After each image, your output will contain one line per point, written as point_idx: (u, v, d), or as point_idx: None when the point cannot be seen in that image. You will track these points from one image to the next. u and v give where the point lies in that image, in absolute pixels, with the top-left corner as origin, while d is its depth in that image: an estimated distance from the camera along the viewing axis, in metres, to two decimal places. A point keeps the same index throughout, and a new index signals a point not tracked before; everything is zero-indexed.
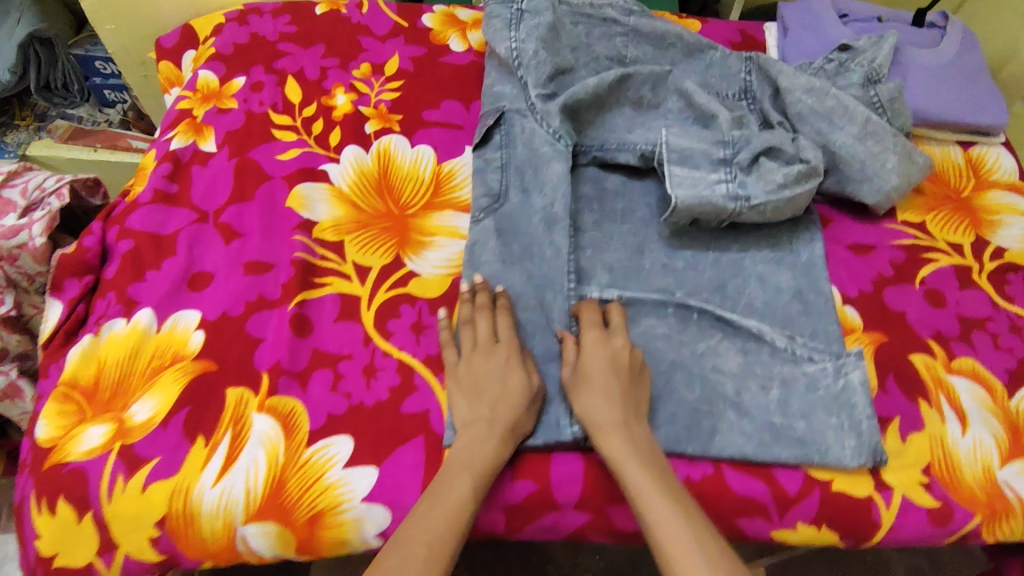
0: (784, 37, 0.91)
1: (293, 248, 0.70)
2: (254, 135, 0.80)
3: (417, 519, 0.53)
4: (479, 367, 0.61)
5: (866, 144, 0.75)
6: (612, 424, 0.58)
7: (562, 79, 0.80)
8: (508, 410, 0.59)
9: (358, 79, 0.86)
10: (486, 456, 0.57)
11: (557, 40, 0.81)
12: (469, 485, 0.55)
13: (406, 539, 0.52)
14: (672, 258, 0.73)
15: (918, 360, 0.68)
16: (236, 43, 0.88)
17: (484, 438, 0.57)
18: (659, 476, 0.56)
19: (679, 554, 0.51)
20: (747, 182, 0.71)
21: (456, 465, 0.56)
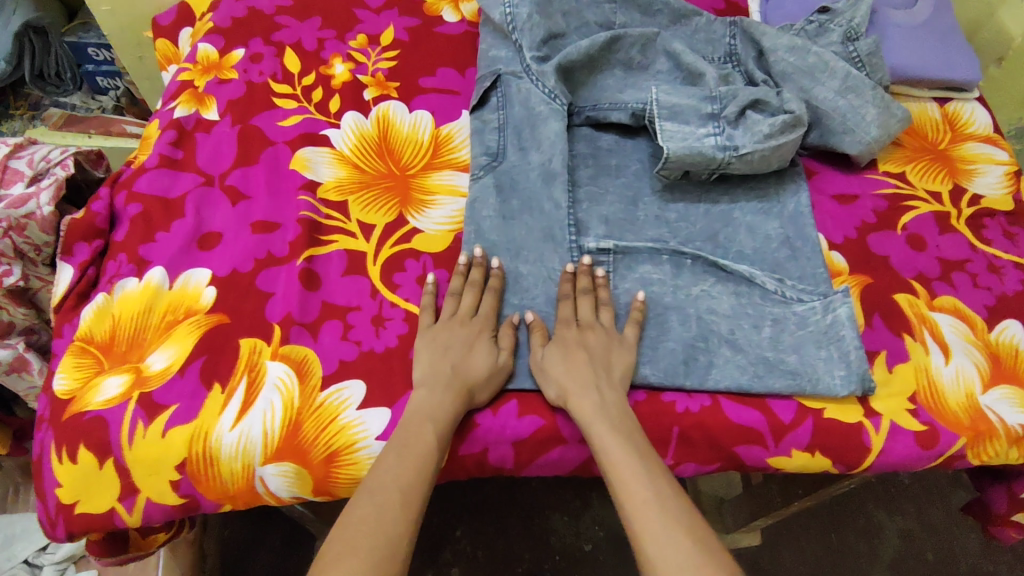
0: (766, 2, 0.94)
1: (298, 208, 0.72)
2: (256, 104, 0.81)
3: (390, 467, 0.55)
4: (451, 333, 0.64)
5: (847, 98, 0.79)
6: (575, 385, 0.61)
7: (554, 43, 0.83)
8: (468, 371, 0.61)
9: (355, 49, 0.88)
10: (445, 409, 0.59)
11: (550, 5, 0.84)
12: (433, 437, 0.57)
13: (379, 486, 0.53)
14: (664, 210, 0.76)
15: (902, 299, 0.72)
16: (234, 17, 0.90)
17: (441, 394, 0.60)
18: (625, 438, 0.58)
19: (631, 495, 0.54)
20: (735, 135, 0.74)
21: (418, 417, 0.58)
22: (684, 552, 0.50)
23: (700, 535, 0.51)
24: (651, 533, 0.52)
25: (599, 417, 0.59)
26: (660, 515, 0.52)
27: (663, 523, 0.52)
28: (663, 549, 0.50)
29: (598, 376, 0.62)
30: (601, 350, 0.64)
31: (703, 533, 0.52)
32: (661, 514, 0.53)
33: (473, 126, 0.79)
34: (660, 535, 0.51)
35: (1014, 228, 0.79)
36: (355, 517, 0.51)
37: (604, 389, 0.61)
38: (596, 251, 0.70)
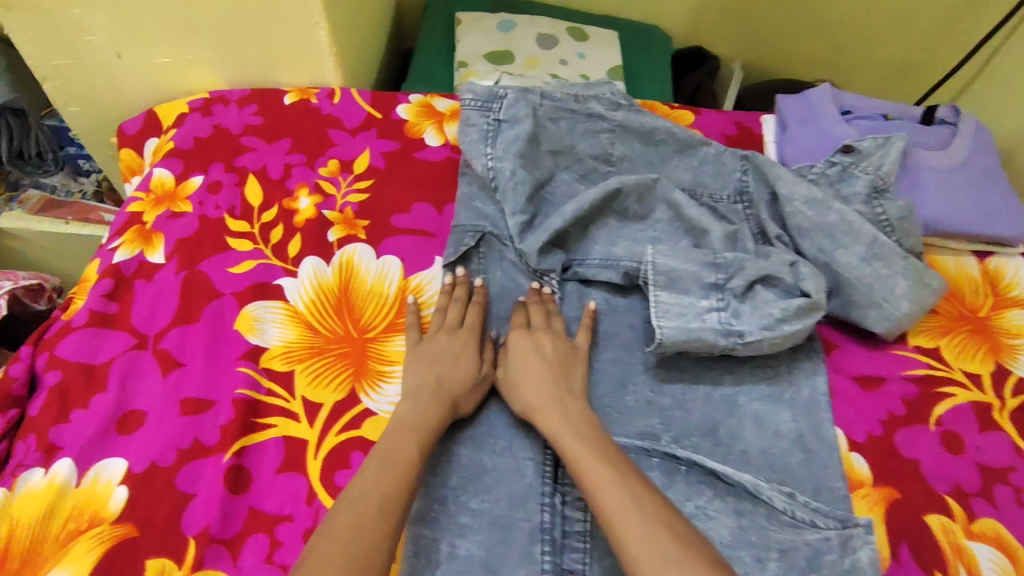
0: (782, 134, 0.85)
1: (235, 383, 0.63)
2: (206, 244, 0.74)
3: (370, 476, 0.51)
4: (439, 343, 0.64)
5: (874, 264, 0.68)
6: (544, 403, 0.58)
7: (540, 196, 0.77)
8: (454, 380, 0.61)
9: (324, 178, 0.80)
10: (430, 418, 0.57)
11: (538, 152, 0.78)
12: (416, 445, 0.54)
13: (359, 495, 0.49)
14: (658, 394, 0.66)
15: (934, 522, 0.60)
16: (197, 136, 0.83)
17: (427, 402, 0.58)
18: (591, 441, 0.54)
19: (616, 512, 0.48)
20: (741, 312, 0.64)
21: (402, 430, 0.55)
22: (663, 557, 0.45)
23: (684, 537, 0.47)
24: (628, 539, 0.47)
25: (568, 432, 0.56)
26: (642, 520, 0.47)
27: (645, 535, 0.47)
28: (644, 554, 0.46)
29: (559, 389, 0.60)
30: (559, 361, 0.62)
31: (690, 540, 0.47)
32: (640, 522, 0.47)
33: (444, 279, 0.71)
34: (641, 537, 0.46)
35: None
36: (336, 529, 0.47)
37: (567, 401, 0.59)
38: None
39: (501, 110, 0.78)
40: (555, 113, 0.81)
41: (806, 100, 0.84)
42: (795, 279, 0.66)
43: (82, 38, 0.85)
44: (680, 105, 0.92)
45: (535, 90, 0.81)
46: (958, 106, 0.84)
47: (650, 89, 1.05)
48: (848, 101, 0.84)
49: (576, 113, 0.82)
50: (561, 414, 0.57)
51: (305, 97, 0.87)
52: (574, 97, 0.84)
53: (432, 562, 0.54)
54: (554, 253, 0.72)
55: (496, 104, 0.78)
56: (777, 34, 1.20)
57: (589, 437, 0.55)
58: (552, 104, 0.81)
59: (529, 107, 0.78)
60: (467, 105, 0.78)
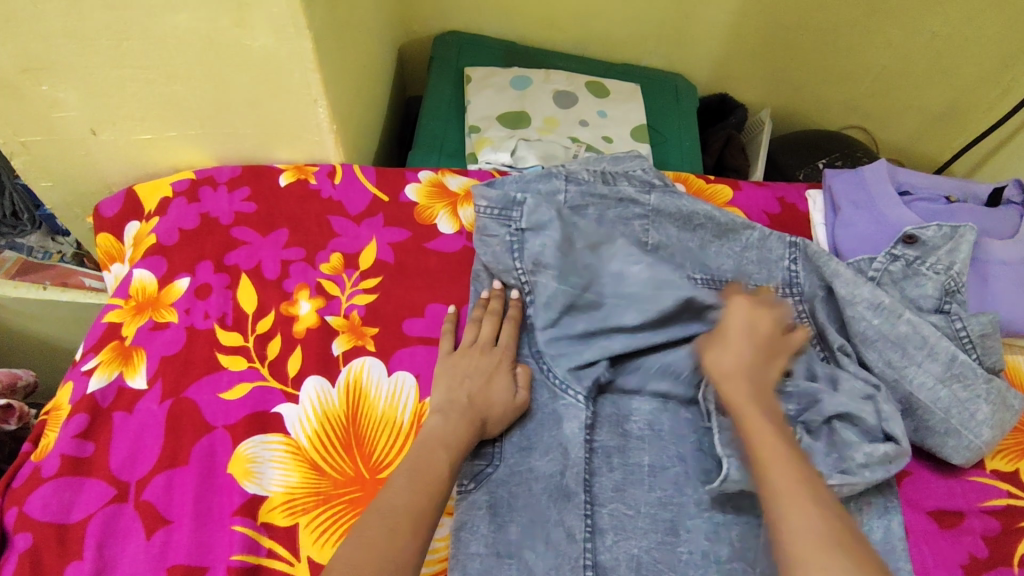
0: (835, 218, 0.76)
1: (230, 546, 0.55)
2: (194, 363, 0.65)
3: (401, 489, 0.49)
4: (470, 362, 0.63)
5: (953, 386, 0.61)
6: (736, 372, 0.53)
7: (576, 302, 0.67)
8: (485, 400, 0.60)
9: (325, 276, 0.72)
10: (459, 433, 0.56)
11: (574, 252, 0.69)
12: (445, 459, 0.53)
13: (389, 507, 0.48)
14: (713, 543, 0.58)
15: None
16: (182, 227, 0.75)
17: (458, 416, 0.58)
18: (780, 428, 0.49)
19: (789, 494, 0.43)
20: (814, 451, 0.56)
21: (432, 444, 0.54)
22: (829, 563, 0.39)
23: (866, 551, 0.40)
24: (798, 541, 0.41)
25: (752, 403, 0.51)
26: (820, 515, 0.42)
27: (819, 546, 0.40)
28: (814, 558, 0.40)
29: (756, 361, 0.54)
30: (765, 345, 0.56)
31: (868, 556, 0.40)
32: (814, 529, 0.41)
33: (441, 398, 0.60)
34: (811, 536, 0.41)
35: None
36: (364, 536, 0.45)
37: (761, 380, 0.53)
38: None
39: (522, 218, 0.69)
40: (581, 200, 0.74)
41: (858, 180, 0.76)
42: (876, 418, 0.58)
43: (51, 114, 0.76)
44: (716, 178, 0.84)
45: (560, 173, 0.75)
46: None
47: (679, 149, 0.97)
48: (904, 178, 0.77)
49: (606, 198, 0.74)
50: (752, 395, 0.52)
51: (303, 177, 0.79)
52: (601, 177, 0.76)
53: None
54: (585, 378, 0.64)
55: (516, 211, 0.70)
56: (807, 80, 1.13)
57: (779, 425, 0.50)
58: (577, 189, 0.74)
59: (555, 207, 0.69)
60: (481, 213, 0.71)
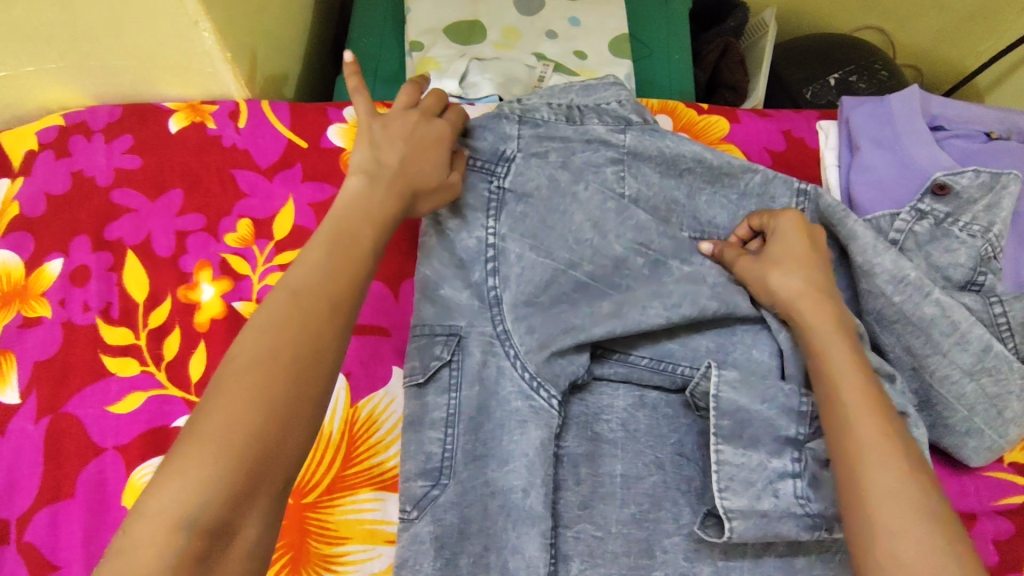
0: (852, 158, 0.63)
1: None
2: (75, 369, 0.54)
3: (312, 262, 0.40)
4: (399, 117, 0.51)
5: (991, 387, 0.51)
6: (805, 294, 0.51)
7: (564, 281, 0.56)
8: (416, 169, 0.49)
9: (230, 250, 0.59)
10: (385, 206, 0.46)
11: (572, 225, 0.57)
12: (370, 237, 0.44)
13: (301, 290, 0.38)
14: (695, 565, 0.50)
15: None
16: (50, 192, 0.60)
17: (381, 186, 0.47)
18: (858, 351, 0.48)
19: (861, 421, 0.43)
20: (823, 481, 0.49)
21: (352, 215, 0.44)
22: (913, 524, 0.39)
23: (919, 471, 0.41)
24: (890, 494, 0.40)
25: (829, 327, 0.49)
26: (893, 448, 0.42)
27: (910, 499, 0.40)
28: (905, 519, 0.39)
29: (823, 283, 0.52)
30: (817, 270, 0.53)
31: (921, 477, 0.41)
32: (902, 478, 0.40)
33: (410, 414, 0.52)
34: (896, 488, 0.40)
35: None
36: (272, 321, 0.37)
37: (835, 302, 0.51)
38: None
39: (506, 176, 0.58)
40: (538, 144, 0.60)
41: (880, 111, 0.63)
42: None
43: None
44: (709, 106, 0.70)
45: (511, 112, 0.60)
46: None
47: (666, 66, 0.81)
48: (938, 110, 0.63)
49: (570, 140, 0.61)
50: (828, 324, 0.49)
51: (198, 120, 0.63)
52: (568, 113, 0.62)
53: None
54: (561, 376, 0.53)
55: (501, 167, 0.59)
56: None
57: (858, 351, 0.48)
58: (532, 132, 0.60)
59: (544, 169, 0.59)
60: (460, 161, 0.58)
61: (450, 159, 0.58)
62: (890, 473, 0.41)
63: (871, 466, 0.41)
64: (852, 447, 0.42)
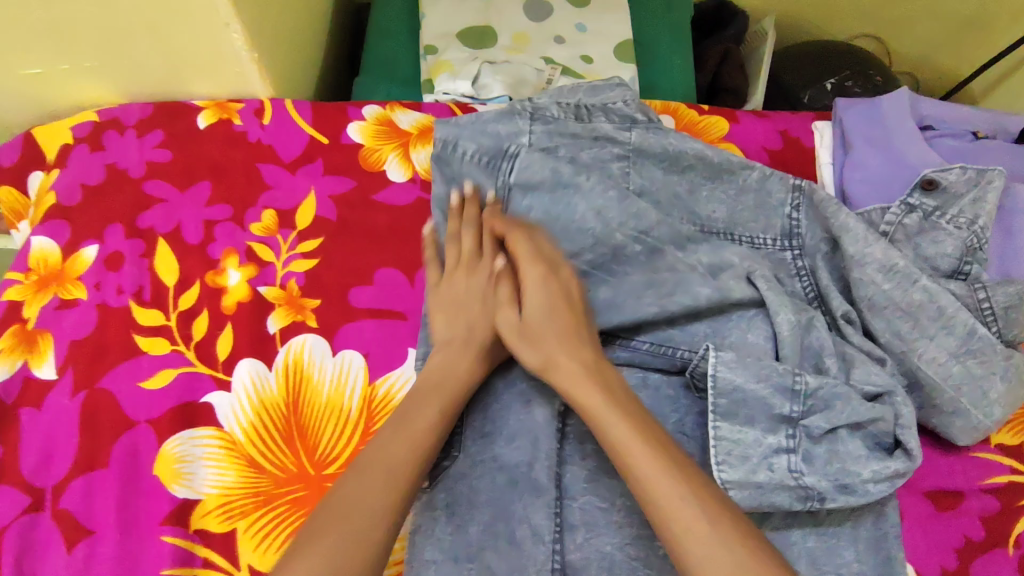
0: (844, 157, 0.66)
1: (160, 559, 0.50)
2: (109, 348, 0.57)
3: (383, 440, 0.47)
4: (461, 286, 0.57)
5: (975, 367, 0.54)
6: (557, 356, 0.51)
7: (568, 269, 0.59)
8: (489, 324, 0.55)
9: (256, 238, 0.62)
10: (461, 370, 0.53)
11: (574, 214, 0.60)
12: (435, 412, 0.49)
13: (366, 464, 0.45)
14: None
15: None
16: (85, 183, 0.63)
17: (458, 355, 0.53)
18: (619, 398, 0.48)
19: (650, 472, 0.43)
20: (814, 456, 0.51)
21: (426, 393, 0.51)
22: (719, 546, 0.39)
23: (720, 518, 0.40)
24: (681, 517, 0.41)
25: (579, 376, 0.49)
26: (683, 499, 0.41)
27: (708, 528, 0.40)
28: (704, 532, 0.40)
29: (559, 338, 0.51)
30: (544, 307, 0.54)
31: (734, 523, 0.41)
32: (697, 502, 0.41)
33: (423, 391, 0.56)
34: (692, 532, 0.40)
35: None
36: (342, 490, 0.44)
37: (600, 364, 0.51)
38: None
39: (510, 172, 0.62)
40: (549, 140, 0.63)
41: (871, 111, 0.66)
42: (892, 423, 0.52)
43: None
44: (710, 107, 0.73)
45: (523, 110, 0.64)
46: None
47: (669, 71, 0.84)
48: (928, 110, 0.66)
49: (578, 137, 0.64)
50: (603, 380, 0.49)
51: (225, 117, 0.67)
52: (576, 112, 0.65)
53: None
54: None
55: (505, 163, 0.62)
56: None
57: (618, 398, 0.48)
58: (543, 128, 0.63)
59: (548, 163, 0.61)
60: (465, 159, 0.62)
61: (458, 165, 0.63)
62: (696, 526, 0.40)
63: (672, 512, 0.41)
64: (653, 498, 0.42)
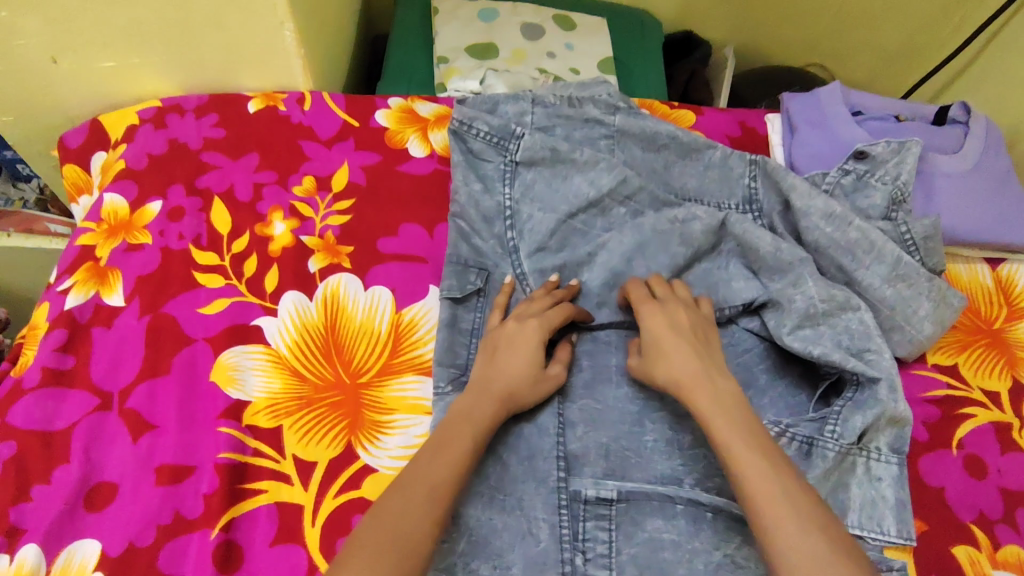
0: (791, 138, 0.80)
1: (217, 446, 0.57)
2: (171, 281, 0.66)
3: (423, 461, 0.49)
4: (512, 332, 0.60)
5: (905, 290, 0.65)
6: (694, 378, 0.54)
7: (565, 229, 0.72)
8: (510, 377, 0.57)
9: (298, 198, 0.72)
10: (485, 412, 0.54)
11: (572, 187, 0.73)
12: (471, 438, 0.52)
13: (409, 481, 0.47)
14: (678, 430, 0.62)
15: (961, 553, 0.59)
16: (151, 153, 0.74)
17: (484, 394, 0.56)
18: (738, 419, 0.51)
19: (757, 484, 0.47)
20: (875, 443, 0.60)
21: (458, 420, 0.53)
22: (807, 541, 0.43)
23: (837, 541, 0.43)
24: (769, 511, 0.45)
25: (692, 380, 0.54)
26: (794, 519, 0.44)
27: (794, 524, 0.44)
28: (793, 528, 0.44)
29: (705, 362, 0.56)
30: (693, 326, 0.59)
31: (843, 544, 0.44)
32: (787, 501, 0.45)
33: (444, 315, 0.65)
34: (794, 540, 0.43)
35: None
36: (385, 510, 0.45)
37: (715, 375, 0.55)
38: (595, 501, 0.57)
39: (517, 150, 0.73)
40: (547, 121, 0.76)
41: (813, 100, 0.80)
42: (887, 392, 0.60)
43: (11, 42, 0.72)
44: (680, 104, 0.87)
45: (526, 95, 0.77)
46: (968, 103, 0.80)
47: (644, 83, 0.99)
48: (856, 100, 0.80)
49: (571, 119, 0.77)
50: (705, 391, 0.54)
51: (271, 104, 0.78)
52: (568, 100, 0.78)
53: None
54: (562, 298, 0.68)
55: (511, 143, 0.74)
56: (772, 17, 1.15)
57: (741, 422, 0.51)
58: (543, 112, 0.76)
59: (546, 141, 0.73)
60: (477, 135, 0.74)
61: (473, 138, 0.75)
62: (805, 545, 0.43)
63: (773, 529, 0.44)
64: (762, 517, 0.45)
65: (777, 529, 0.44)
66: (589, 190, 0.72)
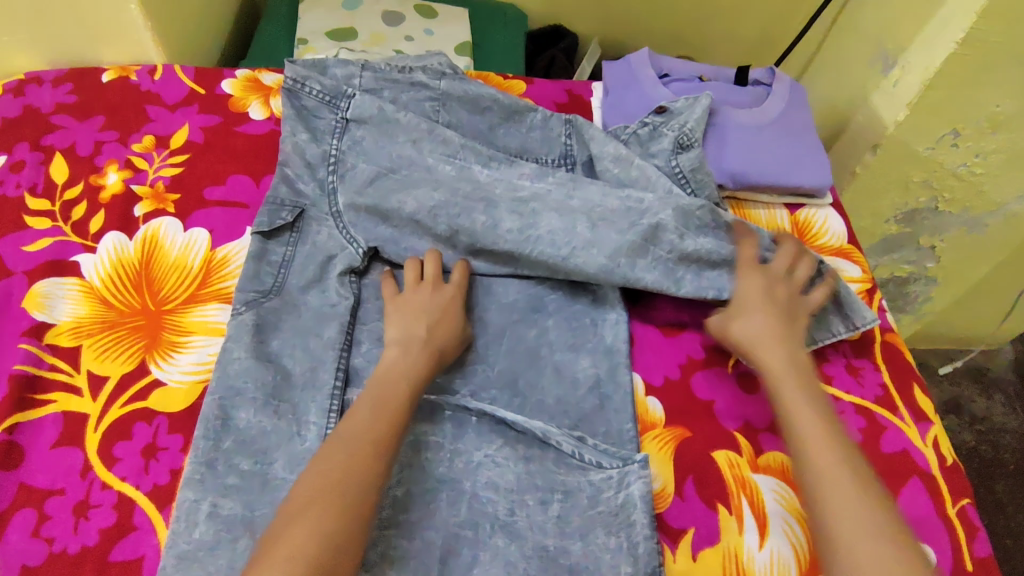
0: (606, 98, 0.86)
1: (13, 360, 0.62)
2: (1, 222, 0.71)
3: (361, 415, 0.53)
4: (424, 295, 0.66)
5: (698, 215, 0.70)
6: (770, 342, 0.62)
7: (386, 180, 0.74)
8: (442, 336, 0.63)
9: (136, 153, 0.78)
10: (419, 367, 0.59)
11: (396, 143, 0.76)
12: (406, 388, 0.57)
13: (352, 438, 0.51)
14: (461, 348, 0.66)
15: (721, 457, 0.63)
16: (3, 116, 0.80)
17: (414, 353, 0.60)
18: (807, 387, 0.59)
19: (811, 443, 0.54)
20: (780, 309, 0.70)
21: (393, 374, 0.58)
22: (858, 494, 0.50)
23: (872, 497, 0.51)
24: (817, 461, 0.53)
25: (764, 345, 0.62)
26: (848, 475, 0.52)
27: (851, 492, 0.51)
28: (833, 477, 0.52)
29: (788, 332, 0.63)
30: (780, 301, 0.66)
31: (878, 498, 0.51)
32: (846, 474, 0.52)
33: (252, 249, 0.70)
34: (844, 497, 0.50)
35: (860, 359, 0.71)
36: (330, 467, 0.50)
37: (792, 346, 0.62)
38: None
39: (347, 109, 0.79)
40: (375, 84, 0.82)
41: (626, 64, 0.86)
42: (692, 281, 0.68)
43: None
44: (515, 75, 0.93)
45: (357, 61, 0.83)
46: (773, 67, 0.87)
47: (500, 63, 1.06)
48: (665, 64, 0.87)
49: (398, 83, 0.82)
50: (789, 365, 0.60)
51: (124, 74, 0.85)
52: (399, 66, 0.84)
53: (219, 473, 0.55)
54: (369, 236, 0.73)
55: (342, 102, 0.79)
56: (634, 10, 1.24)
57: (811, 391, 0.59)
58: (372, 76, 0.82)
59: (376, 102, 0.78)
60: (311, 94, 0.80)
61: (307, 96, 0.80)
62: (852, 505, 0.50)
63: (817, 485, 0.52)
64: (809, 472, 0.53)
65: (818, 487, 0.52)
66: (407, 143, 0.76)
